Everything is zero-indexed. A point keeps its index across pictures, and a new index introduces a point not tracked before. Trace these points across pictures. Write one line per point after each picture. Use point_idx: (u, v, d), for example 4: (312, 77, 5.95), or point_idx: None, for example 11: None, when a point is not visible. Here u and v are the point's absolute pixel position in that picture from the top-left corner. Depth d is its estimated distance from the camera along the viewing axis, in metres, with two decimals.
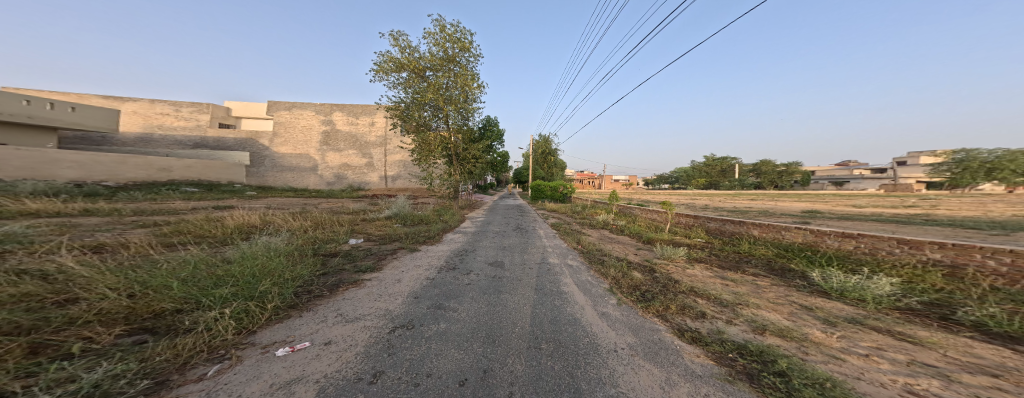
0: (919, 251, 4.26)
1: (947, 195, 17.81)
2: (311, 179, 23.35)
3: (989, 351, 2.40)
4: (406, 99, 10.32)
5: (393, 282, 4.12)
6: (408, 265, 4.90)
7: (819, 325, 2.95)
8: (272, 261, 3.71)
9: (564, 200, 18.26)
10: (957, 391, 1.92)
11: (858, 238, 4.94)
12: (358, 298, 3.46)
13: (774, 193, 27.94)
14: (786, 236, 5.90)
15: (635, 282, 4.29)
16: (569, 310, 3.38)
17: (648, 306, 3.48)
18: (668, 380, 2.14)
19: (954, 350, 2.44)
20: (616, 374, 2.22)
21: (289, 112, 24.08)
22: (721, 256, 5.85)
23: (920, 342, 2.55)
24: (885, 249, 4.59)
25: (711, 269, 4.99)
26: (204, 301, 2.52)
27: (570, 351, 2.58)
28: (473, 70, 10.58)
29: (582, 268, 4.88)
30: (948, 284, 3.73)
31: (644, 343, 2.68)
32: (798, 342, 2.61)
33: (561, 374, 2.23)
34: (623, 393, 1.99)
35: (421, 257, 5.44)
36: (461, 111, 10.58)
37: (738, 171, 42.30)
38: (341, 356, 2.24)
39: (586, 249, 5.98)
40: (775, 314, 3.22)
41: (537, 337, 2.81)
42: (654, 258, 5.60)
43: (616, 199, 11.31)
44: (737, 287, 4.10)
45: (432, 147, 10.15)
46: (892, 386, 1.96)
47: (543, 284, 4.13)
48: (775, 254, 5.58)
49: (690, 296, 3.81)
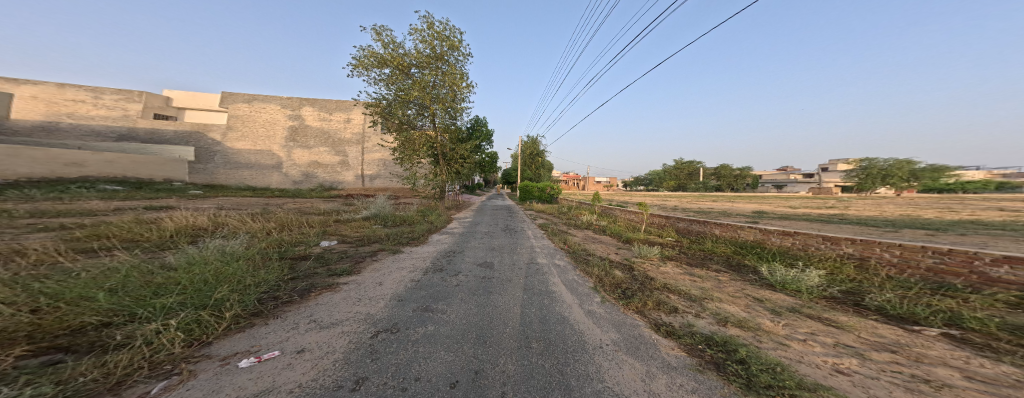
0: (837, 246, 4.88)
1: (856, 197, 20.98)
2: (272, 176, 21.68)
3: (889, 331, 2.82)
4: (390, 96, 9.95)
5: (373, 285, 3.97)
6: (392, 267, 4.77)
7: (769, 315, 3.27)
8: (231, 267, 3.40)
9: (552, 201, 18.56)
10: (870, 367, 2.23)
11: (794, 236, 5.48)
12: (334, 303, 3.31)
13: (730, 195, 30.61)
14: (741, 234, 6.44)
15: (615, 280, 4.49)
16: (560, 310, 3.45)
17: (629, 303, 3.66)
18: (648, 373, 2.27)
19: (866, 331, 2.83)
20: (602, 370, 2.33)
21: (249, 105, 22.52)
22: (689, 253, 6.28)
23: (842, 326, 2.93)
24: (813, 245, 5.19)
25: (681, 266, 5.34)
26: (139, 314, 2.26)
27: (560, 348, 2.66)
28: (463, 71, 10.45)
29: (569, 268, 5.00)
30: (857, 274, 4.31)
31: (627, 339, 2.82)
32: (754, 331, 2.88)
33: (551, 372, 2.29)
34: (609, 388, 2.08)
35: (405, 259, 5.28)
36: (450, 110, 10.41)
37: (701, 174, 45.62)
38: (316, 364, 2.14)
39: (572, 249, 6.13)
40: (734, 307, 3.52)
41: (527, 336, 2.86)
42: (632, 257, 5.88)
43: (599, 199, 11.66)
44: (703, 283, 4.41)
45: (416, 146, 9.90)
46: (824, 366, 2.23)
47: (532, 284, 4.19)
48: (733, 251, 6.06)
49: (664, 292, 4.06)
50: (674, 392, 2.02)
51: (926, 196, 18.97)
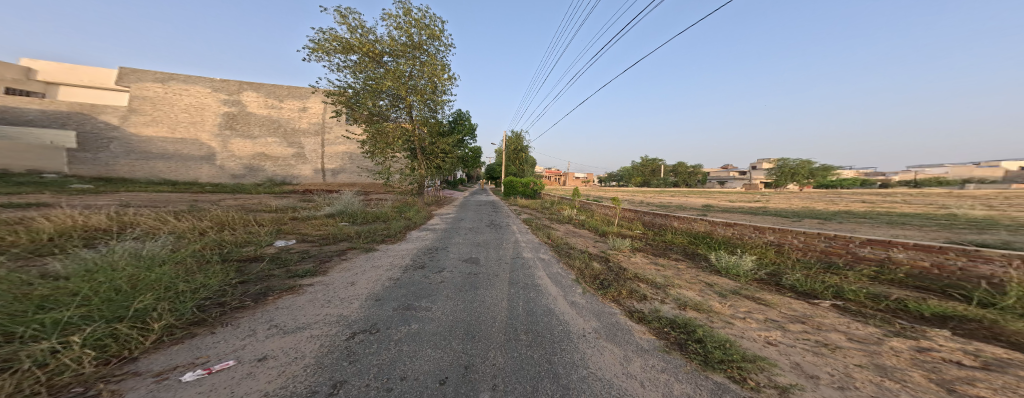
0: (762, 234, 5.58)
1: (779, 192, 24.28)
2: (203, 169, 18.72)
3: (802, 305, 3.32)
4: (360, 85, 9.25)
5: (345, 285, 3.73)
6: (366, 266, 4.51)
7: (717, 297, 3.64)
8: (156, 272, 2.95)
9: (535, 196, 18.78)
10: (790, 336, 2.60)
11: (734, 226, 6.14)
12: (299, 306, 3.04)
13: (683, 191, 33.57)
14: (694, 226, 7.00)
15: (593, 271, 4.70)
16: (545, 302, 3.52)
17: (606, 292, 3.86)
18: (625, 356, 2.40)
19: (785, 307, 3.29)
20: (587, 357, 2.42)
21: (162, 85, 18.63)
22: (653, 244, 6.75)
23: (769, 304, 3.37)
24: (746, 234, 5.84)
25: (648, 256, 5.75)
26: (21, 332, 1.85)
27: (547, 339, 2.72)
28: (446, 62, 10.07)
29: (553, 261, 5.13)
30: (777, 258, 4.98)
31: (606, 326, 2.96)
32: (707, 313, 3.19)
33: (540, 362, 2.32)
34: (594, 373, 2.17)
35: (379, 257, 5.02)
36: (430, 102, 10.01)
37: (662, 171, 49.09)
38: (284, 371, 1.96)
39: (555, 243, 6.29)
40: (691, 292, 3.86)
41: (515, 329, 2.88)
42: (608, 249, 6.18)
43: (578, 195, 12.07)
44: (666, 271, 4.79)
45: (390, 140, 9.32)
46: (760, 339, 2.55)
47: (518, 278, 4.23)
48: (689, 241, 6.60)
49: (635, 280, 4.33)
50: (650, 373, 2.14)
51: (828, 192, 22.68)
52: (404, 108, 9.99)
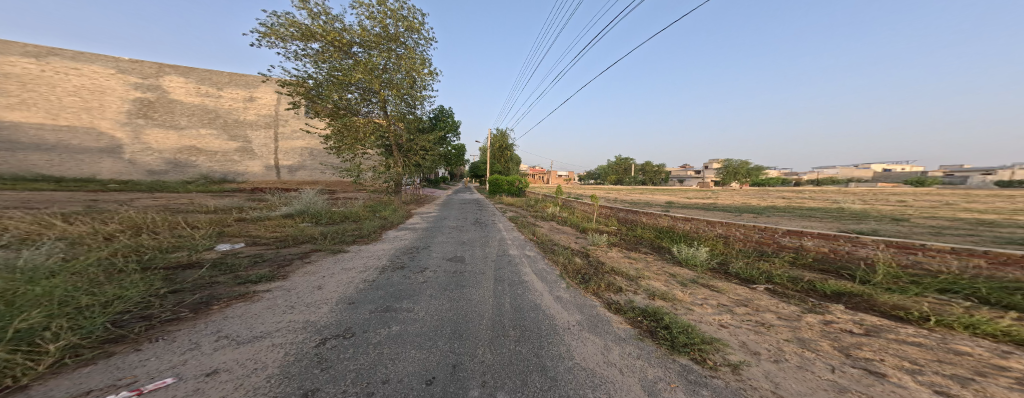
0: (712, 227, 6.15)
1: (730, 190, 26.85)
2: (103, 163, 14.18)
3: (744, 290, 3.73)
4: (326, 77, 8.61)
5: (311, 290, 3.09)
6: (335, 269, 3.93)
7: (679, 286, 3.94)
8: (47, 283, 2.21)
9: (520, 194, 18.90)
10: (738, 319, 2.89)
11: (691, 221, 6.66)
12: (254, 314, 2.37)
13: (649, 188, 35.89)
14: (660, 221, 7.45)
15: (575, 266, 4.93)
16: (531, 297, 3.61)
17: (587, 286, 4.04)
18: (605, 345, 2.46)
19: (732, 293, 3.67)
20: (572, 348, 2.39)
21: (36, 61, 13.94)
22: (625, 239, 7.17)
23: (720, 291, 3.74)
24: (700, 228, 6.38)
25: (622, 251, 6.10)
26: None
27: (534, 334, 2.62)
28: (425, 57, 9.82)
29: (539, 258, 5.29)
30: (725, 249, 5.47)
31: (588, 319, 3.04)
32: (672, 301, 3.42)
33: (529, 356, 2.19)
34: (580, 363, 2.12)
35: (352, 259, 4.53)
36: (410, 97, 9.66)
37: (632, 170, 51.55)
38: (237, 387, 1.47)
39: (540, 240, 6.45)
40: (658, 282, 4.13)
41: (503, 326, 2.75)
42: (587, 245, 6.46)
43: (561, 192, 12.39)
44: (637, 264, 5.11)
45: (361, 135, 8.85)
46: (714, 323, 2.79)
47: (503, 276, 4.27)
48: (655, 235, 7.04)
49: (612, 274, 4.54)
50: (628, 360, 2.19)
51: (772, 189, 25.46)
52: (378, 103, 9.57)
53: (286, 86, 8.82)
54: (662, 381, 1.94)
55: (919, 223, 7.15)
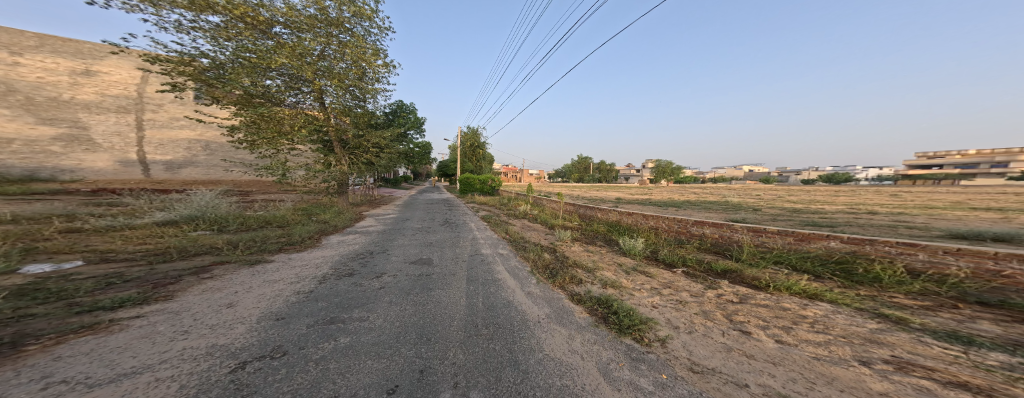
0: (644, 221, 6.85)
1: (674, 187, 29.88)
2: None
3: (672, 273, 4.26)
4: (233, 58, 7.14)
5: (216, 308, 2.62)
6: (255, 282, 3.40)
7: (623, 275, 4.32)
8: None
9: (494, 193, 18.62)
10: (668, 298, 3.30)
11: (631, 216, 7.34)
12: (131, 344, 1.94)
13: (605, 185, 38.32)
14: (610, 215, 8.06)
15: (543, 261, 5.01)
16: (503, 295, 3.47)
17: (557, 279, 4.14)
18: (571, 335, 2.56)
19: (663, 276, 4.17)
20: (542, 340, 2.45)
21: None
22: (586, 233, 7.57)
23: (653, 275, 4.20)
24: (637, 221, 7.06)
25: (584, 245, 6.43)
26: None
27: (507, 330, 2.58)
28: (378, 47, 9.21)
29: (512, 255, 5.30)
30: (652, 238, 6.12)
31: (557, 311, 3.12)
32: (620, 288, 3.75)
33: (502, 352, 2.19)
34: (550, 354, 2.21)
35: (277, 269, 3.95)
36: (357, 91, 8.90)
37: (591, 168, 54.38)
38: None
39: (513, 238, 6.49)
40: (609, 272, 4.48)
41: (478, 323, 2.69)
42: (556, 241, 6.70)
43: (531, 190, 12.58)
44: (595, 256, 5.45)
45: (283, 128, 7.80)
46: (647, 304, 3.14)
47: (477, 275, 4.17)
48: (608, 228, 7.58)
49: (575, 267, 4.75)
50: (588, 346, 2.36)
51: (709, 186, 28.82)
52: (314, 93, 8.53)
53: (158, 62, 6.70)
54: (612, 361, 2.11)
55: (792, 212, 9.19)
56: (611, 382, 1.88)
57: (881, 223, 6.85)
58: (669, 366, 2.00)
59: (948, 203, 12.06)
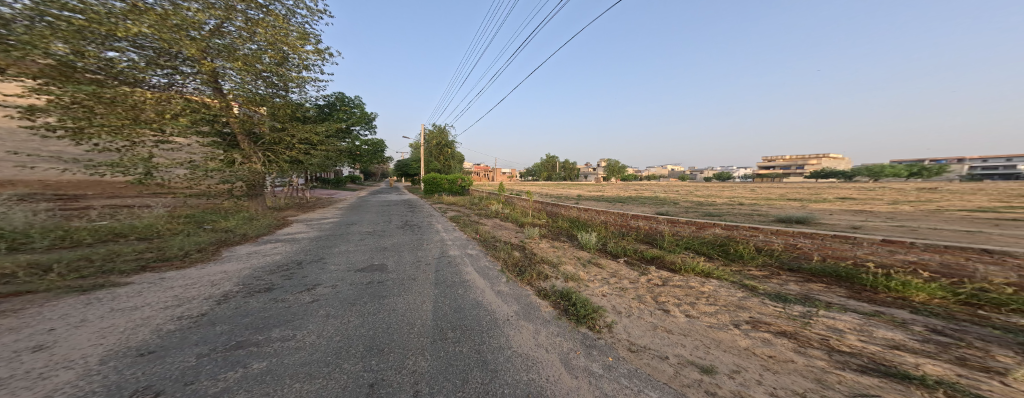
0: (594, 215, 7.52)
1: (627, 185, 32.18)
2: None
3: (618, 263, 4.65)
4: (34, 17, 3.77)
5: (26, 350, 1.76)
6: (92, 314, 2.34)
7: (581, 267, 4.57)
8: None
9: (462, 193, 18.09)
10: (616, 287, 3.59)
11: (582, 211, 8.00)
12: None
13: (566, 183, 39.70)
14: (568, 211, 8.60)
15: (513, 259, 5.04)
16: (472, 296, 3.42)
17: (524, 277, 4.19)
18: (537, 330, 2.65)
19: (614, 266, 4.51)
20: (508, 338, 2.49)
21: None
22: (553, 229, 7.82)
23: (605, 266, 4.53)
24: (587, 215, 7.74)
25: (552, 241, 6.60)
26: None
27: (473, 331, 2.57)
28: (304, 29, 8.01)
29: (481, 256, 5.25)
30: (602, 230, 6.67)
31: (524, 307, 3.18)
32: (579, 281, 3.96)
33: (468, 354, 2.18)
34: (517, 351, 2.27)
35: (153, 290, 2.98)
36: (274, 79, 7.39)
37: (552, 166, 56.05)
38: None
39: (483, 238, 6.44)
40: (569, 266, 4.70)
41: (441, 327, 2.61)
42: (525, 238, 6.78)
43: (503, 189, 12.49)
44: (559, 251, 5.65)
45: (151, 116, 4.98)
46: (597, 293, 3.39)
47: (443, 278, 4.01)
48: (569, 224, 7.94)
49: (542, 263, 4.87)
50: (552, 338, 2.46)
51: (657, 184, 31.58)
52: (202, 74, 5.97)
53: None
54: (570, 351, 2.24)
55: (701, 206, 10.94)
56: (571, 370, 1.98)
57: (756, 212, 8.73)
58: (614, 349, 2.19)
59: (792, 195, 16.14)
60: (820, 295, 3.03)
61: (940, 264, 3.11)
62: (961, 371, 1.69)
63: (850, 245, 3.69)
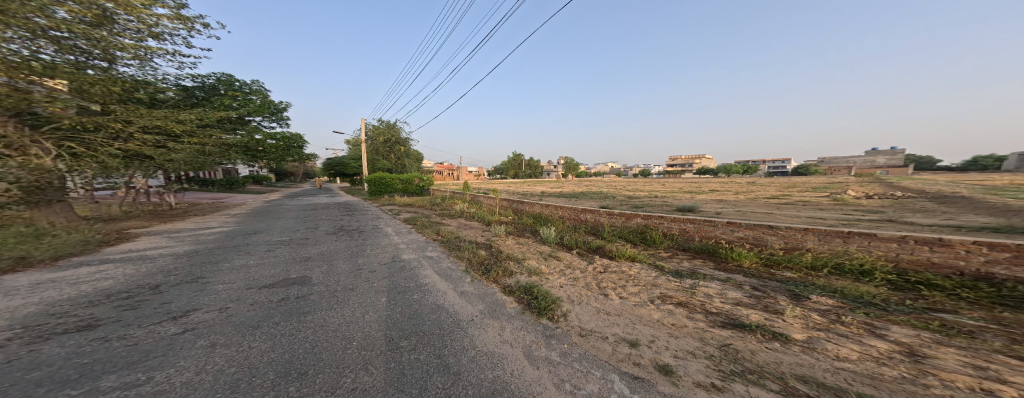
0: (549, 209, 7.83)
1: (583, 183, 33.66)
2: None
3: (571, 254, 4.80)
4: None
5: None
6: None
7: (542, 261, 4.60)
8: None
9: (422, 193, 17.13)
10: (573, 277, 3.65)
11: (542, 206, 8.25)
12: None
13: (527, 181, 40.07)
14: (530, 207, 8.77)
15: (478, 258, 4.81)
16: (432, 298, 3.02)
17: (490, 275, 3.99)
18: (503, 327, 2.48)
19: (569, 258, 4.63)
20: (474, 338, 2.28)
21: None
22: (519, 225, 7.76)
23: (562, 258, 4.63)
24: (545, 210, 7.99)
25: (518, 238, 6.54)
26: None
27: (434, 335, 2.23)
28: None
29: (443, 257, 4.81)
30: (559, 224, 6.84)
31: (489, 307, 2.98)
32: (540, 274, 3.96)
33: (428, 360, 1.86)
34: (481, 350, 2.10)
35: None
36: (79, 43, 5.07)
37: (514, 163, 56.29)
38: None
39: (445, 238, 6.08)
40: (534, 260, 4.67)
41: (398, 328, 2.16)
42: (493, 237, 6.62)
43: (468, 188, 12.04)
44: (526, 247, 5.62)
45: None
46: (557, 285, 3.40)
47: (396, 282, 3.42)
48: (534, 219, 7.95)
49: (509, 260, 4.77)
50: (515, 333, 2.35)
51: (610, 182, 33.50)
52: None
53: None
54: (532, 343, 2.17)
55: (628, 199, 12.04)
56: (533, 361, 1.91)
57: (662, 202, 10.09)
58: (568, 336, 2.22)
59: (696, 189, 19.15)
60: (700, 269, 3.69)
61: (752, 238, 4.09)
62: (765, 315, 2.36)
63: (712, 226, 4.48)
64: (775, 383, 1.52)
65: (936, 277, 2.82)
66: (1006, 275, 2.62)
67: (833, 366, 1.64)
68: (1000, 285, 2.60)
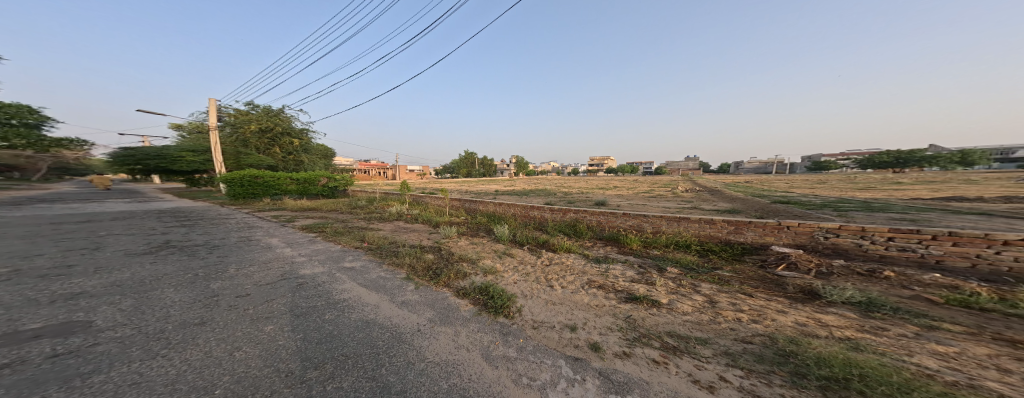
0: (502, 208, 7.82)
1: (527, 182, 34.42)
2: None
3: (524, 250, 4.79)
4: None
5: None
6: None
7: (495, 260, 4.52)
8: None
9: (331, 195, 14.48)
10: (524, 273, 3.64)
11: (495, 204, 8.16)
12: None
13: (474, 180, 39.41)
14: (485, 206, 8.59)
15: (426, 262, 4.51)
16: (356, 315, 2.66)
17: (439, 279, 3.75)
18: (455, 333, 2.27)
19: (518, 254, 4.64)
20: (422, 349, 2.07)
21: None
22: (473, 225, 7.51)
23: (514, 254, 4.63)
24: (501, 208, 7.92)
25: (471, 238, 6.34)
26: None
27: (366, 356, 1.95)
28: None
29: (372, 266, 4.33)
30: (514, 221, 6.79)
31: (440, 312, 2.78)
32: (496, 272, 3.88)
33: (361, 383, 1.62)
34: (431, 361, 1.88)
35: None
36: None
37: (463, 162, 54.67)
38: None
39: (377, 245, 5.51)
40: (489, 259, 4.57)
41: (307, 359, 1.81)
42: (441, 239, 6.29)
43: (406, 188, 11.23)
44: (480, 247, 5.47)
45: None
46: (512, 281, 3.35)
47: (298, 302, 2.86)
48: (488, 219, 7.80)
49: (461, 261, 4.58)
50: (471, 336, 2.18)
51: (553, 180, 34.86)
52: None
53: None
54: (488, 343, 2.05)
55: (565, 195, 12.53)
56: (491, 362, 1.79)
57: (584, 198, 10.80)
58: (522, 330, 2.16)
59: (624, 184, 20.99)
60: (609, 254, 4.11)
61: (632, 225, 4.96)
62: (645, 287, 2.78)
63: (614, 216, 5.18)
64: (656, 341, 1.78)
65: (712, 245, 4.22)
66: (733, 239, 4.23)
67: (680, 319, 2.09)
68: (731, 247, 4.18)
